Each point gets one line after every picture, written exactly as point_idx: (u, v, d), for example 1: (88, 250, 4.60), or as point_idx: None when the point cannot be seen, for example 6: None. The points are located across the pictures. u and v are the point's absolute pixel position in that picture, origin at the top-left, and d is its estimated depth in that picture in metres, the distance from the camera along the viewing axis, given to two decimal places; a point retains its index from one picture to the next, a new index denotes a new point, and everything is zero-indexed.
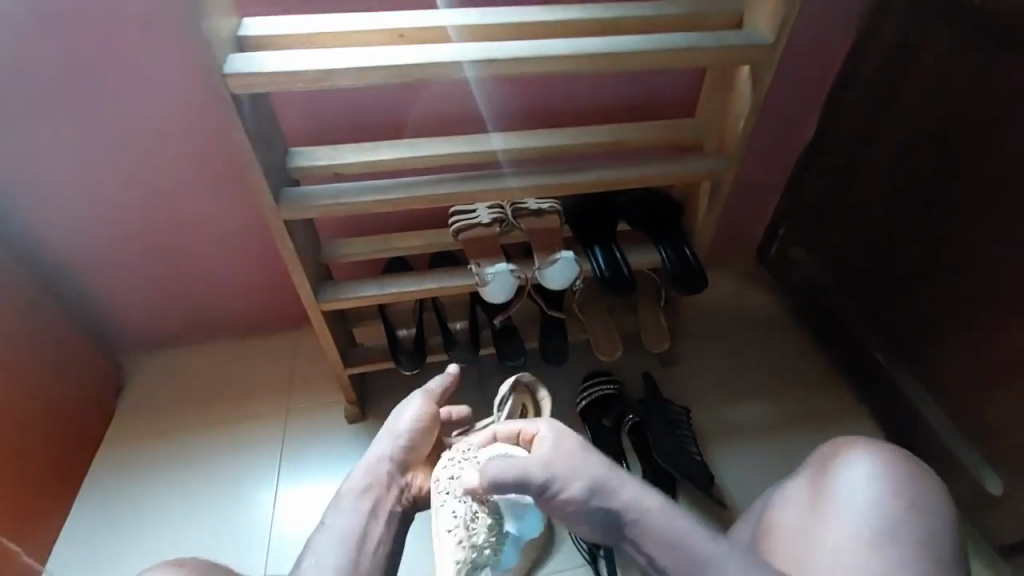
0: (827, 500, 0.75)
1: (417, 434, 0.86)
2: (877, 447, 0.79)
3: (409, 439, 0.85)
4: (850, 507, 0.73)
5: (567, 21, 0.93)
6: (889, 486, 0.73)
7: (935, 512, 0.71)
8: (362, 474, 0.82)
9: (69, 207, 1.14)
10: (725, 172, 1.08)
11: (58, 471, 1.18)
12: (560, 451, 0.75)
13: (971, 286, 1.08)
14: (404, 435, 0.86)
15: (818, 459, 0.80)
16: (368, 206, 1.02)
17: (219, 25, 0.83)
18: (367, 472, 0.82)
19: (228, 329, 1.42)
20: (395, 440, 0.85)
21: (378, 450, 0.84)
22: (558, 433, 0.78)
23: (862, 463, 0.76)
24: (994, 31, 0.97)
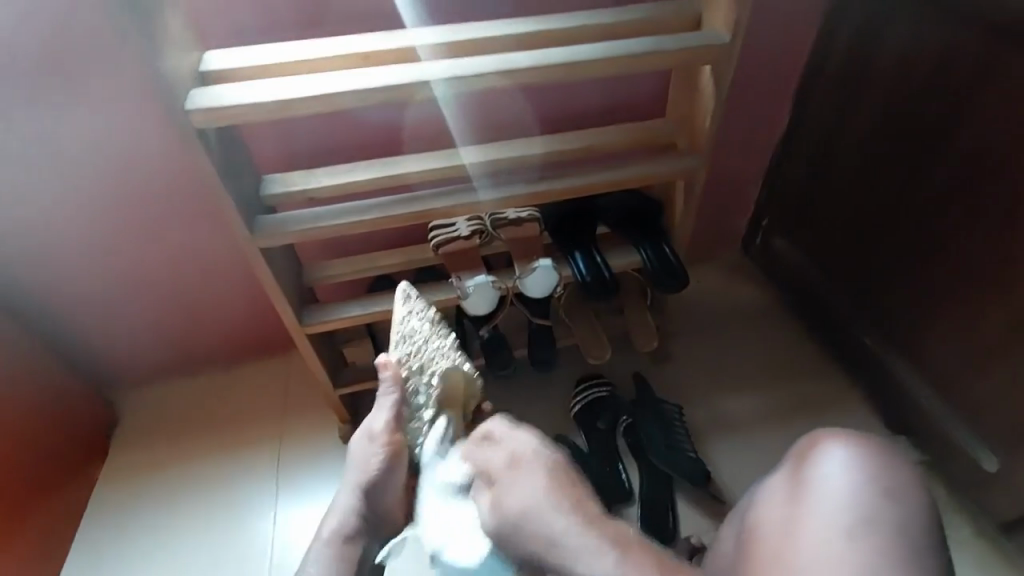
0: (804, 494, 0.71)
1: (385, 461, 0.85)
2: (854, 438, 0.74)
3: (381, 460, 0.85)
4: (829, 500, 0.69)
5: (528, 32, 0.93)
6: (868, 474, 0.69)
7: (914, 506, 0.68)
8: (344, 501, 0.87)
9: (54, 249, 1.17)
10: (698, 170, 1.09)
11: (59, 508, 1.24)
12: (518, 480, 0.75)
13: (961, 266, 1.06)
14: (375, 455, 0.86)
15: (795, 453, 0.76)
16: (344, 229, 1.01)
17: (179, 63, 0.84)
18: (346, 507, 0.86)
19: (221, 355, 1.45)
20: (369, 465, 0.86)
21: (358, 472, 0.87)
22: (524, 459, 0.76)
23: (840, 453, 0.72)
24: (963, 9, 0.96)
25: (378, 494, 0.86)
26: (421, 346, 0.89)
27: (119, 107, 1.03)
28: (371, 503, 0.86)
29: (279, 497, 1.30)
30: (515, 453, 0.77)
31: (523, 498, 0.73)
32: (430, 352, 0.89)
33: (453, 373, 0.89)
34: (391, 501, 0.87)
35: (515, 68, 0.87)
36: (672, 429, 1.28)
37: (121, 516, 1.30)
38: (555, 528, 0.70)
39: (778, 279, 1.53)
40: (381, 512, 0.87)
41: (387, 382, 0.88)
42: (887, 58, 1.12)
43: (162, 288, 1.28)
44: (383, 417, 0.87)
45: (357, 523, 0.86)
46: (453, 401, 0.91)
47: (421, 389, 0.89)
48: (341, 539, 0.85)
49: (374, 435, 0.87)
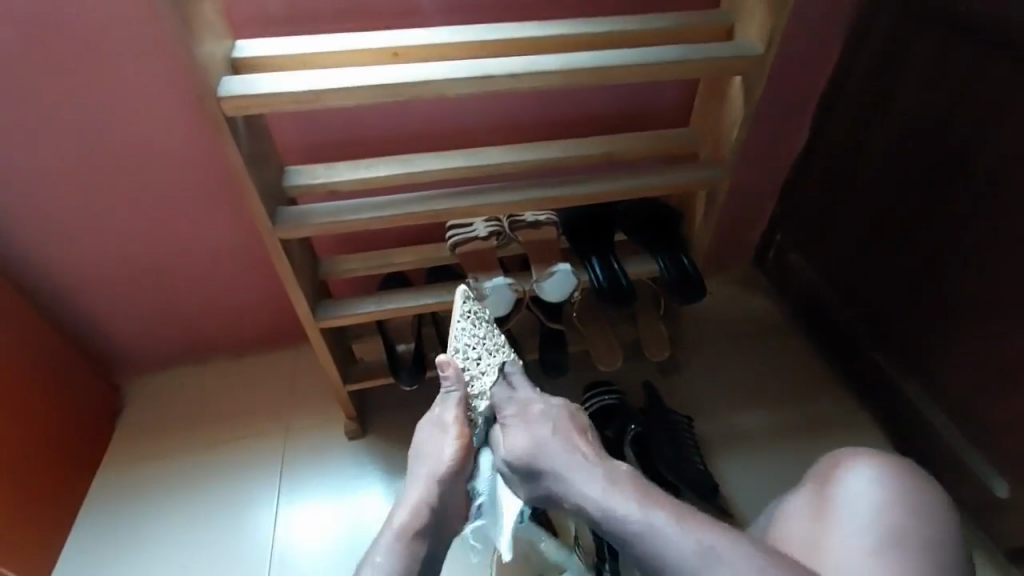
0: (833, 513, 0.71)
1: (461, 448, 0.83)
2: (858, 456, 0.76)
3: (456, 446, 0.83)
4: (851, 515, 0.70)
5: (559, 36, 0.92)
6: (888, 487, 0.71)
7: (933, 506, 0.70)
8: (415, 495, 0.80)
9: (69, 230, 1.16)
10: (720, 181, 1.09)
11: (61, 490, 1.23)
12: (531, 425, 0.83)
13: (970, 288, 1.07)
14: (450, 446, 0.83)
15: (820, 474, 0.76)
16: (365, 224, 1.01)
17: (211, 49, 0.84)
18: (415, 499, 0.79)
19: (229, 345, 1.44)
20: (442, 454, 0.83)
21: (430, 464, 0.82)
22: (537, 412, 0.85)
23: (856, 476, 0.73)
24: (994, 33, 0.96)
25: (449, 492, 0.81)
26: (474, 342, 0.89)
27: (144, 90, 1.03)
28: (441, 500, 0.80)
29: (280, 492, 1.28)
30: (531, 403, 0.86)
31: (532, 444, 0.80)
32: (486, 348, 0.90)
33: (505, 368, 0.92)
34: (461, 504, 0.82)
35: (546, 70, 0.87)
36: (681, 442, 1.26)
37: (120, 506, 1.28)
38: (556, 463, 0.77)
39: (790, 294, 1.53)
40: (451, 513, 0.80)
41: (449, 374, 0.87)
42: (911, 78, 1.12)
43: (175, 274, 1.27)
44: (454, 406, 0.86)
45: (428, 518, 0.78)
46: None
47: (477, 379, 0.88)
48: (410, 533, 0.76)
49: (445, 422, 0.85)
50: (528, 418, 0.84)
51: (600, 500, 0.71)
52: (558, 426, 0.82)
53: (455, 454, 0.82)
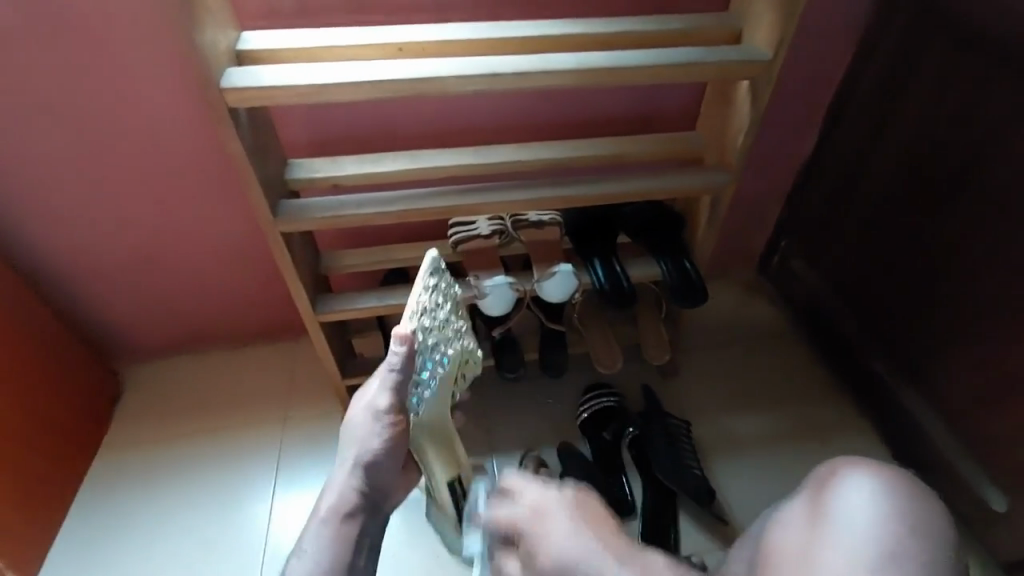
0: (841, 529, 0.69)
1: (388, 440, 0.80)
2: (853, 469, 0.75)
3: (384, 438, 0.80)
4: (856, 523, 0.69)
5: (566, 35, 0.92)
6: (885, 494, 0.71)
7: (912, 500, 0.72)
8: (343, 478, 0.83)
9: (70, 217, 1.16)
10: (725, 186, 1.08)
11: (57, 476, 1.23)
12: (546, 525, 0.73)
13: (976, 301, 1.06)
14: (378, 433, 0.81)
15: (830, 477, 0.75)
16: (367, 220, 1.01)
17: (216, 39, 0.83)
18: (342, 483, 0.82)
19: (228, 336, 1.44)
20: (368, 441, 0.81)
21: (356, 451, 0.82)
22: (548, 506, 0.75)
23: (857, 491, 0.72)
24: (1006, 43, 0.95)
25: (378, 470, 0.82)
26: (435, 326, 0.80)
27: (148, 79, 1.03)
28: (371, 482, 0.82)
29: (276, 483, 1.28)
30: (539, 498, 0.77)
31: (562, 543, 0.70)
32: (443, 331, 0.83)
33: (456, 354, 0.85)
34: (393, 478, 0.84)
35: (552, 70, 0.86)
36: (678, 444, 1.26)
37: (116, 492, 1.29)
38: (595, 569, 0.67)
39: (792, 301, 1.52)
40: (384, 485, 0.84)
41: (397, 356, 0.77)
42: (920, 86, 1.11)
43: (175, 264, 1.27)
44: (387, 394, 0.80)
45: (356, 500, 0.82)
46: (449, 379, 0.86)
47: (428, 367, 0.81)
48: (339, 517, 0.81)
49: (377, 413, 0.80)
50: (539, 516, 0.75)
51: None
52: (574, 514, 0.74)
53: (383, 444, 0.80)
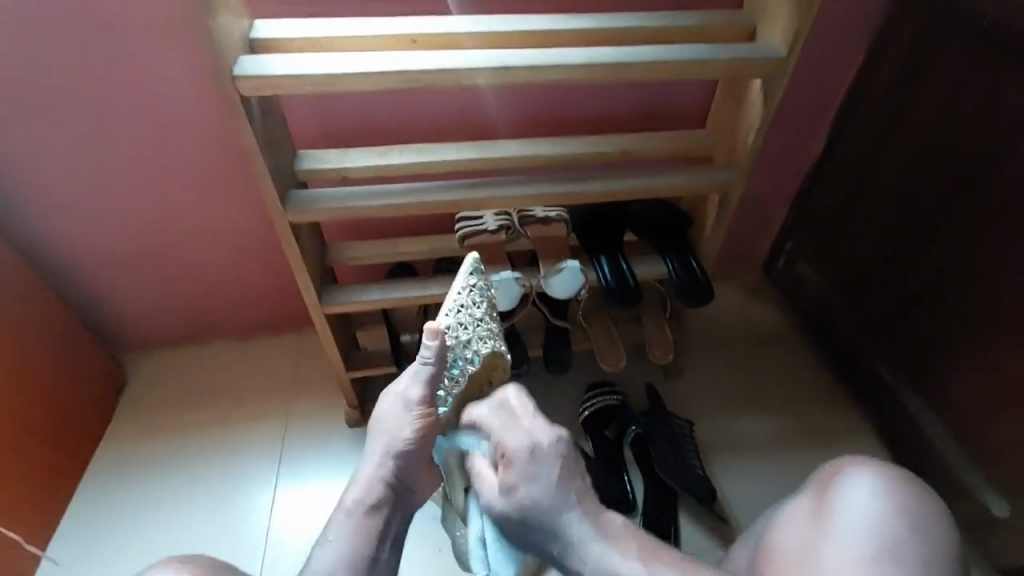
0: (839, 522, 0.70)
1: (420, 430, 0.79)
2: (843, 465, 0.77)
3: (415, 428, 0.79)
4: (857, 518, 0.69)
5: (579, 30, 0.91)
6: (879, 487, 0.72)
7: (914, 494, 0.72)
8: (369, 470, 0.80)
9: (79, 204, 1.17)
10: (734, 185, 1.08)
11: (60, 462, 1.24)
12: (532, 476, 0.69)
13: (979, 306, 1.06)
14: (410, 424, 0.79)
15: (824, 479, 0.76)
16: (375, 211, 1.01)
17: (230, 27, 0.83)
18: (368, 477, 0.80)
19: (233, 327, 1.44)
20: (398, 432, 0.79)
21: (384, 442, 0.80)
22: (541, 454, 0.70)
23: (850, 484, 0.73)
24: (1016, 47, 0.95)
25: (406, 466, 0.80)
26: (468, 323, 0.86)
27: (161, 67, 1.03)
28: (398, 477, 0.80)
29: (279, 474, 1.29)
30: (534, 442, 0.71)
31: (540, 488, 0.69)
32: (479, 330, 0.86)
33: (494, 355, 0.88)
34: (421, 476, 0.81)
35: (564, 64, 0.86)
36: (680, 444, 1.26)
37: (119, 480, 1.29)
38: (567, 522, 0.68)
39: (797, 304, 1.51)
40: (414, 480, 0.81)
41: (431, 349, 0.80)
42: (929, 89, 1.10)
43: (181, 253, 1.27)
44: (422, 385, 0.81)
45: (383, 493, 0.79)
46: (476, 381, 0.89)
47: (458, 364, 0.84)
48: (362, 510, 0.78)
49: (408, 404, 0.80)
50: (531, 463, 0.70)
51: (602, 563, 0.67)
52: (563, 470, 0.70)
53: (414, 434, 0.79)
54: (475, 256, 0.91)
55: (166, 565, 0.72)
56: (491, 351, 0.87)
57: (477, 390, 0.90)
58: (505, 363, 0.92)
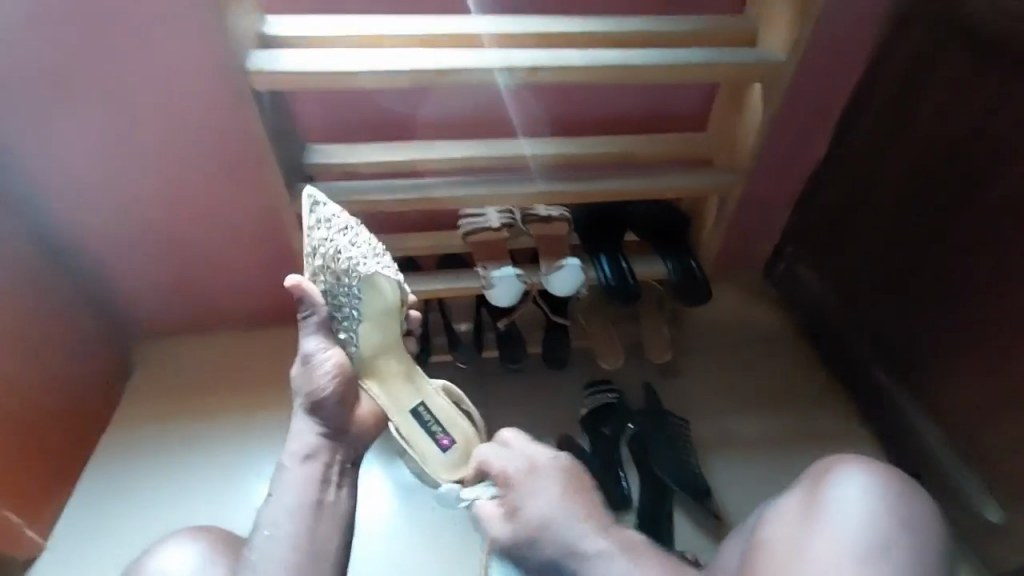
0: (828, 517, 0.73)
1: (334, 375, 0.86)
2: (826, 463, 0.79)
3: (328, 373, 0.86)
4: (848, 513, 0.72)
5: (584, 32, 0.93)
6: (860, 479, 0.75)
7: (892, 479, 0.75)
8: (300, 425, 0.86)
9: (91, 193, 1.19)
10: (734, 187, 1.10)
11: (68, 447, 1.26)
12: (539, 488, 0.85)
13: (976, 313, 1.07)
14: (321, 374, 0.86)
15: (809, 473, 0.80)
16: (381, 206, 1.03)
17: (244, 23, 0.86)
18: (301, 429, 0.86)
19: (238, 318, 1.46)
20: (311, 384, 0.86)
21: (304, 394, 0.86)
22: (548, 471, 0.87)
23: (837, 481, 0.75)
24: (1014, 57, 0.97)
25: (329, 412, 0.87)
26: (330, 261, 0.87)
27: (174, 61, 1.05)
28: (328, 420, 0.87)
29: (280, 465, 1.30)
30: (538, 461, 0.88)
31: (545, 503, 0.83)
32: (345, 263, 0.88)
33: (378, 279, 0.91)
34: (347, 416, 0.88)
35: (569, 65, 0.88)
36: (677, 444, 1.27)
37: (122, 469, 1.31)
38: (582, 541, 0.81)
39: (796, 307, 1.53)
40: (345, 423, 0.88)
41: (307, 305, 0.87)
42: (930, 97, 1.12)
43: (190, 244, 1.30)
44: (319, 337, 0.87)
45: (318, 438, 0.86)
46: (378, 313, 0.93)
47: (343, 304, 0.89)
48: (302, 458, 0.84)
49: (312, 356, 0.87)
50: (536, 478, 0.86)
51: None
52: (567, 486, 0.86)
53: (329, 379, 0.86)
54: (314, 192, 0.91)
55: (181, 537, 0.87)
56: (367, 275, 0.89)
57: (386, 316, 0.94)
58: (399, 278, 0.94)
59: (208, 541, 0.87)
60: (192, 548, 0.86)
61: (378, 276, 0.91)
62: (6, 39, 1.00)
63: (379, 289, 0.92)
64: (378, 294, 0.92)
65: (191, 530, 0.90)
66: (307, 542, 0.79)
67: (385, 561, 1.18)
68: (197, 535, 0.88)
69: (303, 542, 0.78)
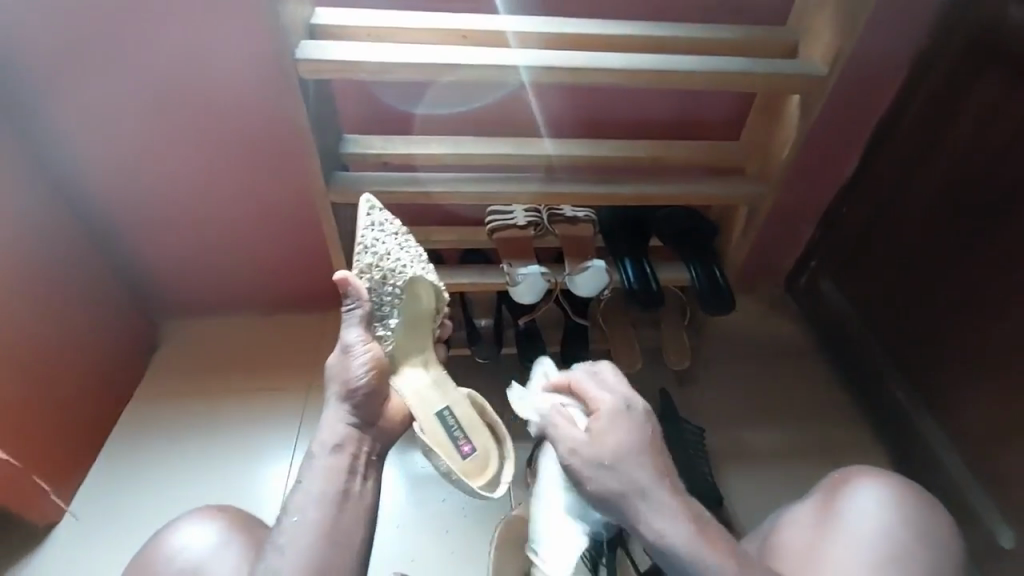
0: (848, 529, 0.73)
1: (369, 367, 0.85)
2: (839, 477, 0.80)
3: (364, 365, 0.85)
4: (866, 523, 0.73)
5: (625, 36, 0.94)
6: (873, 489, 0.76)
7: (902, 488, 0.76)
8: (332, 415, 0.85)
9: (130, 170, 1.23)
10: (764, 197, 1.10)
11: (93, 416, 1.29)
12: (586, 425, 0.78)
13: (1000, 337, 1.06)
14: (358, 364, 0.85)
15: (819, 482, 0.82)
16: (413, 197, 1.04)
17: (294, 12, 0.88)
18: (332, 419, 0.84)
19: (262, 301, 1.49)
20: (345, 374, 0.85)
21: (337, 384, 0.85)
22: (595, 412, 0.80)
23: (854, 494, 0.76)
24: None
25: (361, 403, 0.85)
26: (377, 260, 0.92)
27: (220, 45, 1.08)
28: (360, 413, 0.85)
29: (295, 448, 1.32)
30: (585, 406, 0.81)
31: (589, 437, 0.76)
32: (394, 264, 0.93)
33: (419, 283, 0.96)
34: (378, 410, 0.87)
35: (608, 68, 0.89)
36: (690, 451, 1.27)
37: (143, 441, 1.34)
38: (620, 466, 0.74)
39: (817, 322, 1.52)
40: (375, 415, 0.87)
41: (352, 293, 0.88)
42: (965, 116, 1.11)
43: (221, 225, 1.32)
44: (357, 329, 0.88)
45: (348, 430, 0.84)
46: (416, 317, 0.99)
47: (385, 302, 0.93)
48: (331, 448, 0.82)
49: (349, 347, 0.87)
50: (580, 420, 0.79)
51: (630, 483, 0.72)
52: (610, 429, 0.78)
53: (365, 371, 0.85)
54: (370, 196, 0.98)
55: (199, 517, 0.87)
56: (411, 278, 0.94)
57: (421, 319, 0.99)
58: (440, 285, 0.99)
59: (226, 520, 0.87)
60: (210, 525, 0.86)
61: (419, 281, 0.97)
62: (61, 17, 1.03)
63: (417, 293, 0.97)
64: (416, 297, 0.98)
65: (209, 507, 0.90)
66: (330, 535, 0.76)
67: (394, 548, 1.19)
68: (213, 513, 0.88)
69: (325, 535, 0.75)
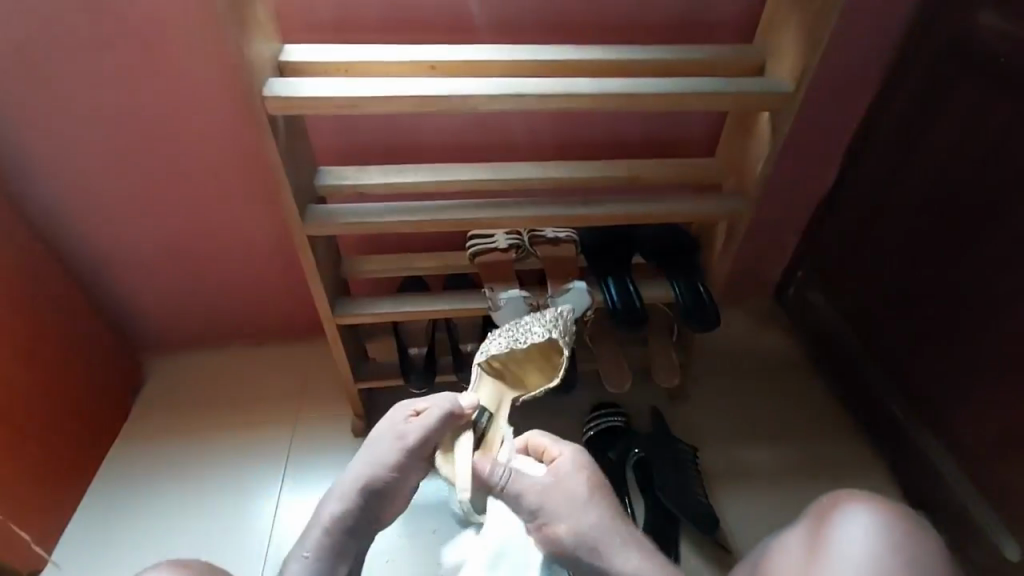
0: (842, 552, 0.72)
1: (401, 457, 0.92)
2: (830, 499, 0.79)
3: (401, 450, 0.92)
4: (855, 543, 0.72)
5: (593, 60, 0.95)
6: (860, 509, 0.75)
7: (891, 506, 0.75)
8: (349, 483, 0.92)
9: (109, 210, 1.22)
10: (742, 213, 1.10)
11: (77, 458, 1.27)
12: (556, 486, 0.89)
13: (989, 345, 1.05)
14: (394, 449, 0.92)
15: (809, 507, 0.82)
16: (389, 227, 1.04)
17: (261, 50, 0.88)
18: (345, 489, 0.92)
19: (248, 333, 1.48)
20: (383, 463, 0.92)
21: (369, 462, 0.93)
22: (573, 463, 0.91)
23: (843, 516, 0.75)
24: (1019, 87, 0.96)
25: (386, 492, 0.93)
26: (545, 318, 1.04)
27: (194, 85, 1.09)
28: (374, 495, 0.92)
29: (283, 483, 1.30)
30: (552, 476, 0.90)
31: (561, 503, 0.88)
32: (546, 319, 1.04)
33: (551, 341, 1.04)
34: (392, 497, 0.94)
35: (577, 93, 0.90)
36: (684, 470, 1.25)
37: (128, 482, 1.32)
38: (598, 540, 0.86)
39: (807, 332, 1.51)
40: (382, 503, 0.93)
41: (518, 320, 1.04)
42: (938, 126, 1.11)
43: (203, 260, 1.32)
44: (420, 428, 0.93)
45: (355, 505, 0.91)
46: (535, 359, 1.06)
47: (525, 334, 1.03)
48: (335, 520, 0.90)
49: (404, 434, 0.93)
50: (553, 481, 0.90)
51: (589, 531, 0.86)
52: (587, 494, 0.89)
53: (399, 457, 0.92)
54: (580, 286, 1.16)
55: (160, 568, 0.76)
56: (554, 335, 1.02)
57: (540, 369, 1.05)
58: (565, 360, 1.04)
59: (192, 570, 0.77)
60: None
61: (552, 343, 1.05)
62: (34, 64, 1.04)
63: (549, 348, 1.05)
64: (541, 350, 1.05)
65: (168, 562, 0.77)
66: None
67: None
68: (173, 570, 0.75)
69: None
